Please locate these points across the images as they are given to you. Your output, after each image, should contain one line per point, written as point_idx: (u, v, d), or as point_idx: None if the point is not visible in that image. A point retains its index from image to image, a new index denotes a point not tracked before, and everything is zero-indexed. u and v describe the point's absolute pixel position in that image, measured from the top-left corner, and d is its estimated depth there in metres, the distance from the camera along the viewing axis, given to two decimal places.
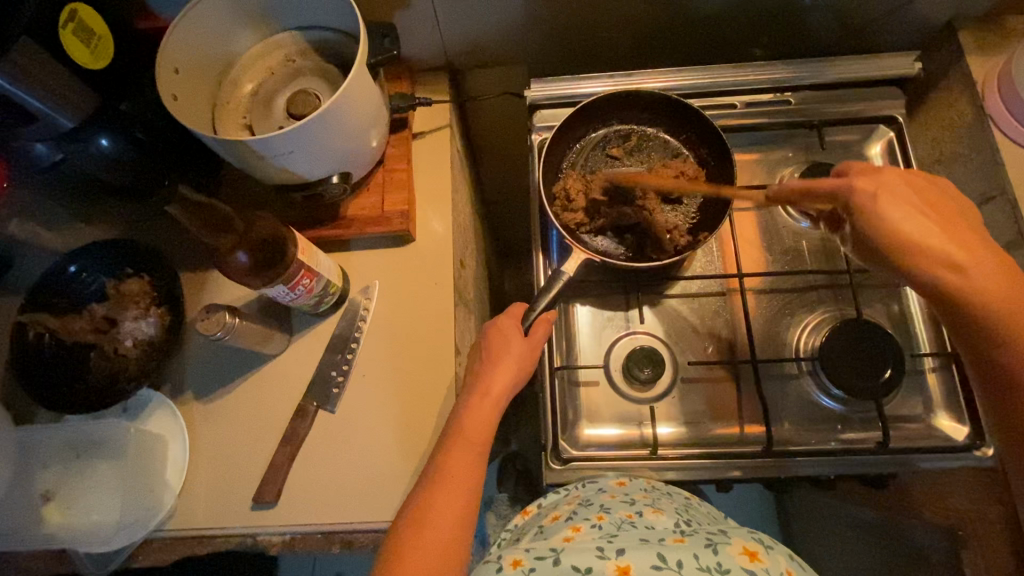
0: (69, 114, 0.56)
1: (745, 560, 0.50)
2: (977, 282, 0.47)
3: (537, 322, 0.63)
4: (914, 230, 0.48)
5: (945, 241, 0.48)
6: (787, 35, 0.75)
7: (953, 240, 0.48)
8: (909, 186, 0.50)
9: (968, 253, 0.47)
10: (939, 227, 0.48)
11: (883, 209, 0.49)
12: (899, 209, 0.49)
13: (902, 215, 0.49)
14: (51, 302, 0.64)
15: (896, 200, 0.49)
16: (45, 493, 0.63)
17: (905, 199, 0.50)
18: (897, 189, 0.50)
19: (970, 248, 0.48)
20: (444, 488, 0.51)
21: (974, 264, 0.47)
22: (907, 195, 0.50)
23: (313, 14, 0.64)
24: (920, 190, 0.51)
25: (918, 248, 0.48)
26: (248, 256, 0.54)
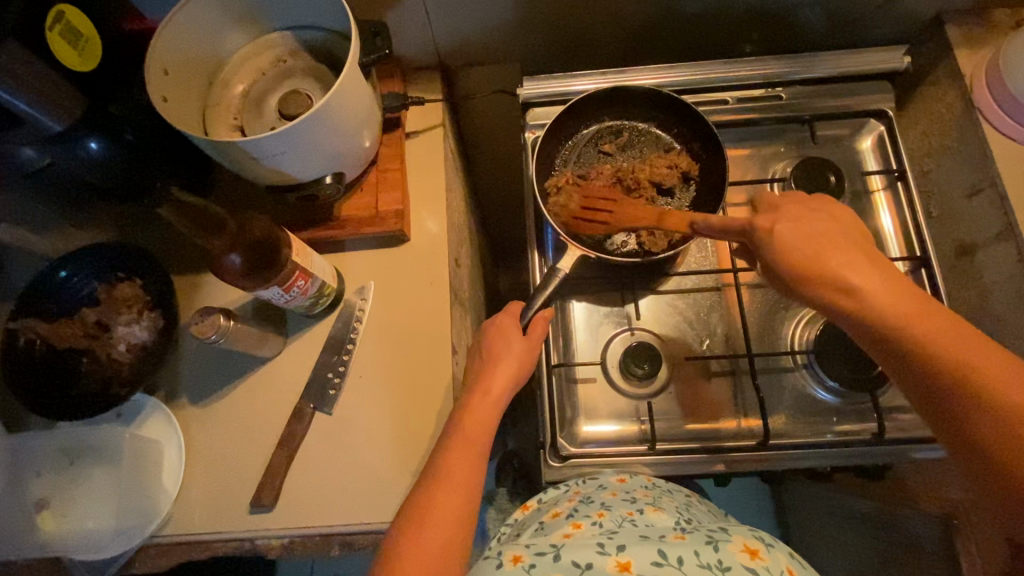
0: (56, 117, 0.55)
1: (746, 558, 0.50)
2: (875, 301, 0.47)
3: (534, 320, 0.63)
4: (817, 252, 0.50)
5: (844, 265, 0.49)
6: (777, 30, 0.76)
7: (852, 264, 0.49)
8: (803, 213, 0.52)
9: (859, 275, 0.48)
10: (831, 250, 0.50)
11: (783, 236, 0.51)
12: (795, 239, 0.51)
13: (804, 249, 0.50)
14: (42, 307, 0.63)
15: (795, 230, 0.51)
16: (40, 501, 0.62)
17: (807, 230, 0.51)
18: (801, 217, 0.52)
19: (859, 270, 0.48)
20: (445, 485, 0.51)
21: (862, 278, 0.48)
22: (807, 228, 0.51)
23: (304, 14, 0.64)
24: (834, 226, 0.52)
25: (804, 276, 0.49)
26: (242, 257, 0.53)
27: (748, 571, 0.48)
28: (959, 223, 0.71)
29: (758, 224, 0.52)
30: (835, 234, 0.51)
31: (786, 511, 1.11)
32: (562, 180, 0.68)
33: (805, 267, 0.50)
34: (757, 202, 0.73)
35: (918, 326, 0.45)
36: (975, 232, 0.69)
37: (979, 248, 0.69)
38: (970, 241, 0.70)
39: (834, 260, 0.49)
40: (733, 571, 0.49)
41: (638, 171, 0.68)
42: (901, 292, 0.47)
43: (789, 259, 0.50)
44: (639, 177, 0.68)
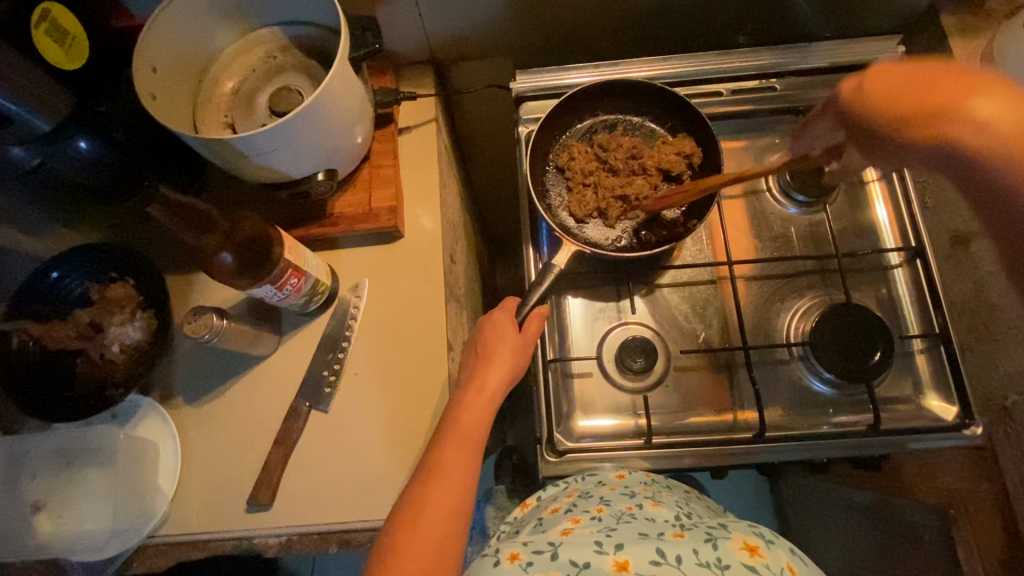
0: (45, 117, 0.54)
1: (745, 556, 0.50)
2: (991, 130, 0.43)
3: (530, 316, 0.63)
4: (930, 81, 0.47)
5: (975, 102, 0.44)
6: (770, 21, 0.75)
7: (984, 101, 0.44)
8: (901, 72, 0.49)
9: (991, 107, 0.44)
10: (930, 78, 0.47)
11: (869, 99, 0.50)
12: (884, 86, 0.49)
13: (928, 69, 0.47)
14: (35, 308, 0.63)
15: (886, 82, 0.49)
16: (36, 502, 0.62)
17: (917, 79, 0.48)
18: (891, 73, 0.49)
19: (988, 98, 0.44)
20: (442, 484, 0.51)
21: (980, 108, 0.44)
22: (886, 81, 0.49)
23: (294, 9, 0.63)
24: (947, 71, 0.47)
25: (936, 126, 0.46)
26: (233, 256, 0.53)
27: (748, 569, 0.49)
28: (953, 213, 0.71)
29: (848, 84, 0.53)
30: (976, 80, 0.45)
31: (784, 502, 1.11)
32: (567, 163, 0.69)
33: (916, 113, 0.47)
34: (752, 193, 0.72)
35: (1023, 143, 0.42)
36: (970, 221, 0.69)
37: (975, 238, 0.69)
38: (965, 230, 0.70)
39: (971, 93, 0.45)
40: (732, 570, 0.49)
41: (646, 157, 0.68)
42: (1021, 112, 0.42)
43: (878, 104, 0.50)
44: (647, 162, 0.67)
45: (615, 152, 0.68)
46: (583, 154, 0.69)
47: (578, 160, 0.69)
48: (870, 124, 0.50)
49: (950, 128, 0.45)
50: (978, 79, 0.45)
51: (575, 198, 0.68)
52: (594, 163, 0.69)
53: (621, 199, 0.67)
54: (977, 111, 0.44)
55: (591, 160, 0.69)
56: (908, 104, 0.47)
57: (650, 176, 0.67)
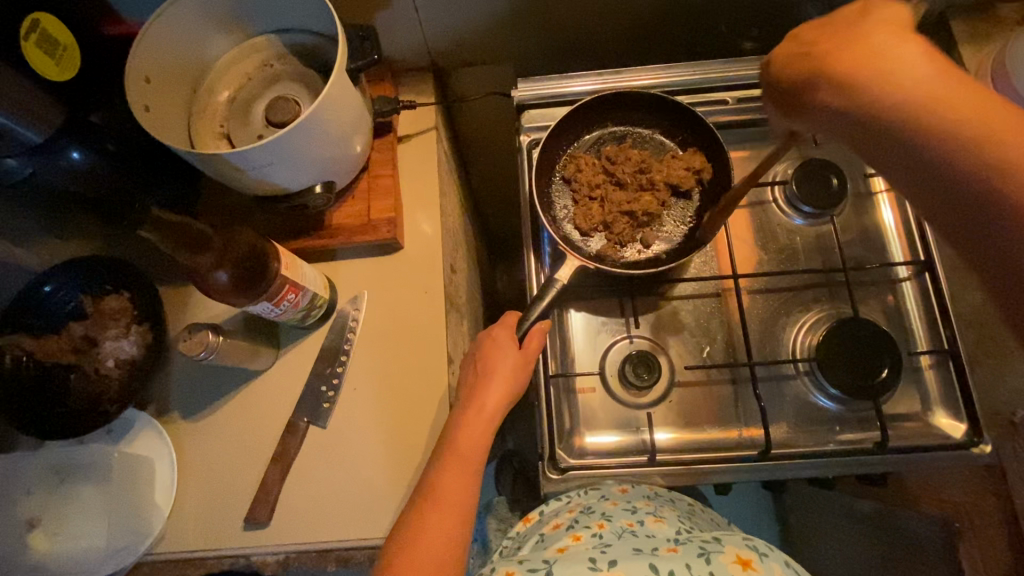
0: (36, 128, 0.52)
1: (738, 570, 0.49)
2: (912, 87, 0.34)
3: (532, 331, 0.61)
4: (847, 37, 0.37)
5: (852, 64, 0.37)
6: (777, 27, 0.74)
7: (924, 65, 0.35)
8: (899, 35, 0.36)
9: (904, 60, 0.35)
10: (830, 39, 0.38)
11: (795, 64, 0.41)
12: (794, 54, 0.40)
13: (843, 39, 0.37)
14: (28, 322, 0.62)
15: (799, 49, 0.40)
16: (30, 519, 0.61)
17: (794, 55, 0.40)
18: (829, 35, 0.38)
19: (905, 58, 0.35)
20: (438, 506, 0.50)
21: (914, 70, 0.35)
22: (803, 42, 0.40)
23: (290, 16, 0.62)
24: (838, 29, 0.38)
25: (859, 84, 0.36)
26: (229, 275, 0.51)
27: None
28: None
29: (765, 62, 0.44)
30: (862, 35, 0.37)
31: (787, 511, 1.10)
32: (574, 175, 0.68)
33: (829, 67, 0.38)
34: (757, 204, 0.71)
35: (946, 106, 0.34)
36: None
37: None
38: None
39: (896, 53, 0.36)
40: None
41: (655, 173, 0.67)
42: (952, 79, 0.34)
43: (794, 65, 0.40)
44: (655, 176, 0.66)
45: (623, 166, 0.67)
46: (590, 166, 0.68)
47: (585, 172, 0.68)
48: (790, 92, 0.41)
49: (879, 92, 0.35)
50: (908, 28, 0.37)
51: (580, 210, 0.67)
52: (601, 175, 0.68)
53: (627, 213, 0.66)
54: (859, 71, 0.36)
55: (598, 173, 0.68)
56: (835, 70, 0.37)
57: (658, 192, 0.66)
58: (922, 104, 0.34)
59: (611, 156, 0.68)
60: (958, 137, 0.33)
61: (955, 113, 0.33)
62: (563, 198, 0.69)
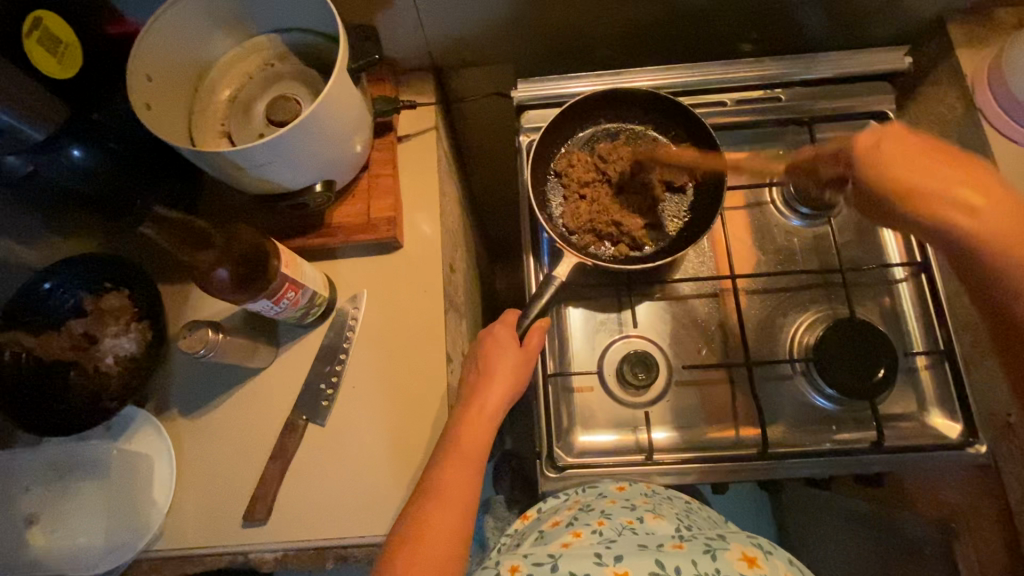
0: (39, 127, 0.53)
1: (743, 567, 0.50)
2: (981, 217, 0.45)
3: (533, 330, 0.62)
4: (910, 184, 0.46)
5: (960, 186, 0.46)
6: (777, 29, 0.74)
7: (970, 198, 0.45)
8: (919, 141, 0.48)
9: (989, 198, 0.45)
10: (947, 171, 0.46)
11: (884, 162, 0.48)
12: (895, 164, 0.47)
13: (902, 165, 0.47)
14: (27, 319, 0.62)
15: (896, 154, 0.47)
16: (29, 516, 0.61)
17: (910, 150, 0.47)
18: (909, 143, 0.48)
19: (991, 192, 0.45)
20: (441, 505, 0.50)
21: (989, 211, 0.45)
22: (901, 151, 0.47)
23: (291, 16, 0.62)
24: (905, 151, 0.47)
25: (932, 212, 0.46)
26: (230, 271, 0.52)
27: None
28: None
29: (859, 145, 0.49)
30: (933, 167, 0.46)
31: (784, 512, 1.10)
32: (566, 170, 0.69)
33: (907, 195, 0.46)
34: (755, 205, 0.72)
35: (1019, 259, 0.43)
36: None
37: None
38: None
39: (956, 194, 0.46)
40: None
41: (649, 169, 0.67)
42: (1015, 218, 0.44)
43: (884, 178, 0.47)
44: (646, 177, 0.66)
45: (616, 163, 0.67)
46: (583, 162, 0.69)
47: (577, 168, 0.68)
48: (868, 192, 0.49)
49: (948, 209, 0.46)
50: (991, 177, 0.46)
51: (568, 206, 0.68)
52: (593, 171, 0.68)
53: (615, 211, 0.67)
54: (963, 217, 0.45)
55: (590, 168, 0.68)
56: (941, 179, 0.46)
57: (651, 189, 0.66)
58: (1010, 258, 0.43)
59: (604, 153, 0.68)
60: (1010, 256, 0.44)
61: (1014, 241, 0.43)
62: (556, 195, 0.69)
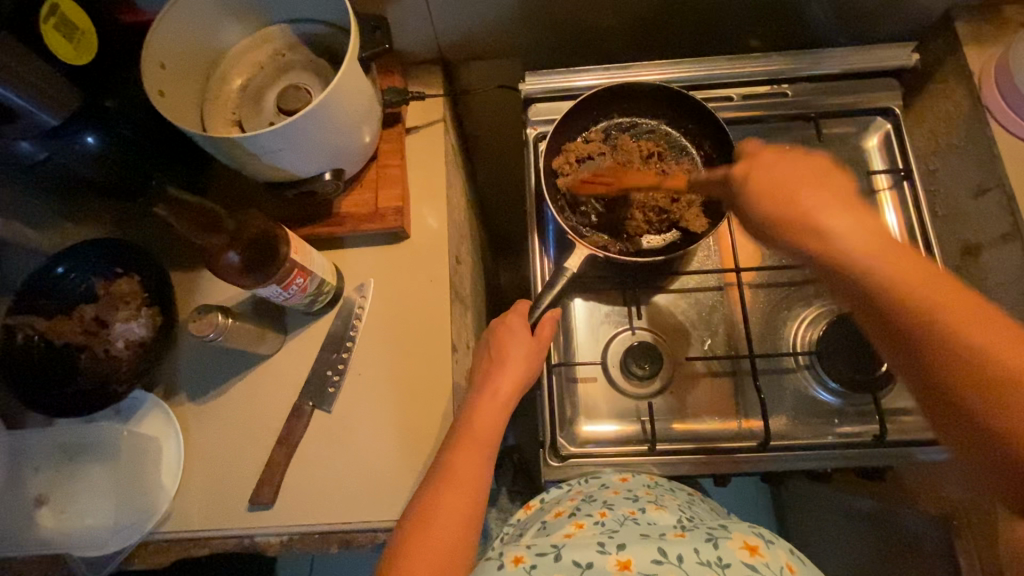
0: (52, 112, 0.54)
1: (746, 555, 0.50)
2: (874, 259, 0.38)
3: (543, 319, 0.63)
4: (793, 191, 0.42)
5: (856, 235, 0.39)
6: (785, 25, 0.74)
7: (825, 198, 0.41)
8: (813, 171, 0.43)
9: (862, 239, 0.39)
10: (819, 190, 0.41)
11: (763, 182, 0.44)
12: (780, 181, 0.43)
13: (800, 186, 0.42)
14: (39, 303, 0.63)
15: (772, 176, 0.43)
16: (39, 497, 0.62)
17: (783, 175, 0.43)
18: (790, 167, 0.43)
19: (882, 249, 0.39)
20: (454, 487, 0.51)
21: (845, 228, 0.40)
22: (791, 168, 0.43)
23: (302, 7, 0.63)
24: (803, 170, 0.43)
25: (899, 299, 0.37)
26: (239, 255, 0.53)
27: (749, 569, 0.48)
28: (965, 223, 0.71)
29: (736, 173, 0.46)
30: (826, 184, 0.42)
31: (785, 506, 1.11)
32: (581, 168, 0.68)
33: (789, 222, 0.41)
34: None
35: (889, 272, 0.38)
36: (980, 232, 0.69)
37: (984, 249, 0.68)
38: (974, 241, 0.70)
39: (829, 212, 0.40)
40: (733, 568, 0.48)
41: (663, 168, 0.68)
42: (891, 251, 0.38)
43: (765, 202, 0.43)
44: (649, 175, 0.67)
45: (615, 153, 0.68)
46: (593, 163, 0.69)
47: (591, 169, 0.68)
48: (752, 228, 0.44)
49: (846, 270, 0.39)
50: (843, 199, 0.41)
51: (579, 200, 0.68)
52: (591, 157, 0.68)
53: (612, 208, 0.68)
54: (832, 227, 0.40)
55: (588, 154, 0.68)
56: (789, 223, 0.41)
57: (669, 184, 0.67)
58: (881, 284, 0.38)
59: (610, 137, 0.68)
60: (947, 340, 0.36)
61: (949, 310, 0.36)
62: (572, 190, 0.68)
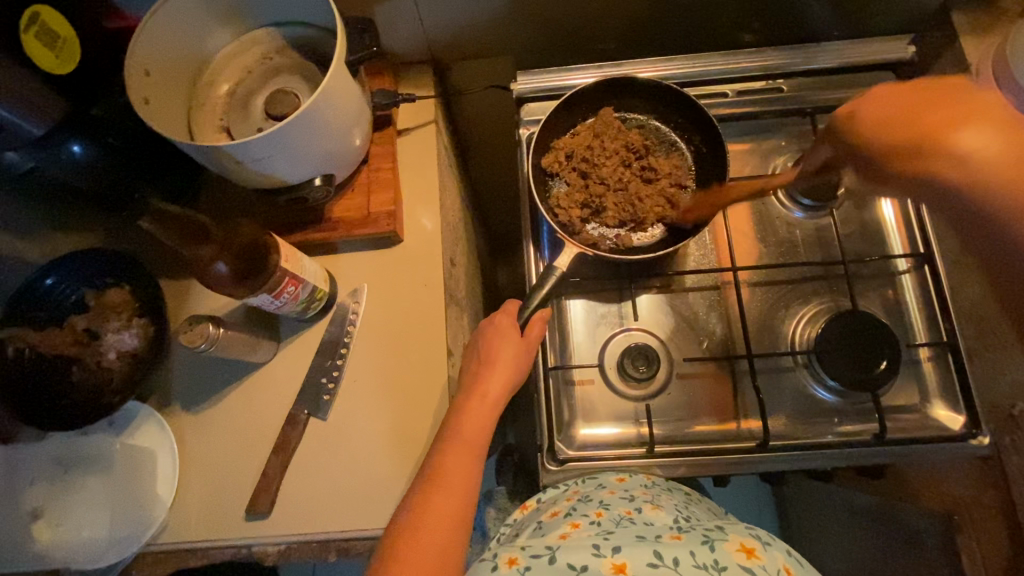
0: (39, 121, 0.53)
1: (742, 558, 0.49)
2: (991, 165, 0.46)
3: (532, 320, 0.62)
4: (919, 107, 0.53)
5: (990, 137, 0.48)
6: (778, 19, 0.73)
7: (961, 108, 0.51)
8: (907, 92, 0.54)
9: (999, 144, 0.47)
10: (947, 107, 0.51)
11: (865, 113, 0.56)
12: (893, 109, 0.54)
13: (891, 111, 0.54)
14: (29, 314, 0.62)
15: (879, 111, 0.55)
16: (34, 510, 0.61)
17: (902, 100, 0.54)
18: (882, 98, 0.56)
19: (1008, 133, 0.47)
20: (445, 489, 0.50)
21: (970, 135, 0.49)
22: (902, 102, 0.54)
23: (289, 10, 0.62)
24: (920, 90, 0.54)
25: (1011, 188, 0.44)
26: (228, 265, 0.52)
27: (746, 571, 0.48)
28: None
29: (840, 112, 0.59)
30: (971, 103, 0.51)
31: (786, 501, 1.11)
32: (570, 164, 0.68)
33: (903, 151, 0.52)
34: (757, 197, 0.71)
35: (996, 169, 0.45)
36: None
37: None
38: None
39: (959, 125, 0.49)
40: (729, 571, 0.48)
41: (652, 166, 0.67)
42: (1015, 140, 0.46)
43: (892, 125, 0.54)
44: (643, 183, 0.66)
45: (608, 154, 0.67)
46: (582, 157, 0.68)
47: (577, 166, 0.68)
48: (870, 168, 0.56)
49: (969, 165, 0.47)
50: (1003, 114, 0.48)
51: (567, 195, 0.67)
52: (584, 156, 0.68)
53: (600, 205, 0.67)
54: (966, 144, 0.48)
55: (581, 152, 0.68)
56: (921, 145, 0.51)
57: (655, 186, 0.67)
58: (995, 175, 0.45)
59: (607, 134, 0.68)
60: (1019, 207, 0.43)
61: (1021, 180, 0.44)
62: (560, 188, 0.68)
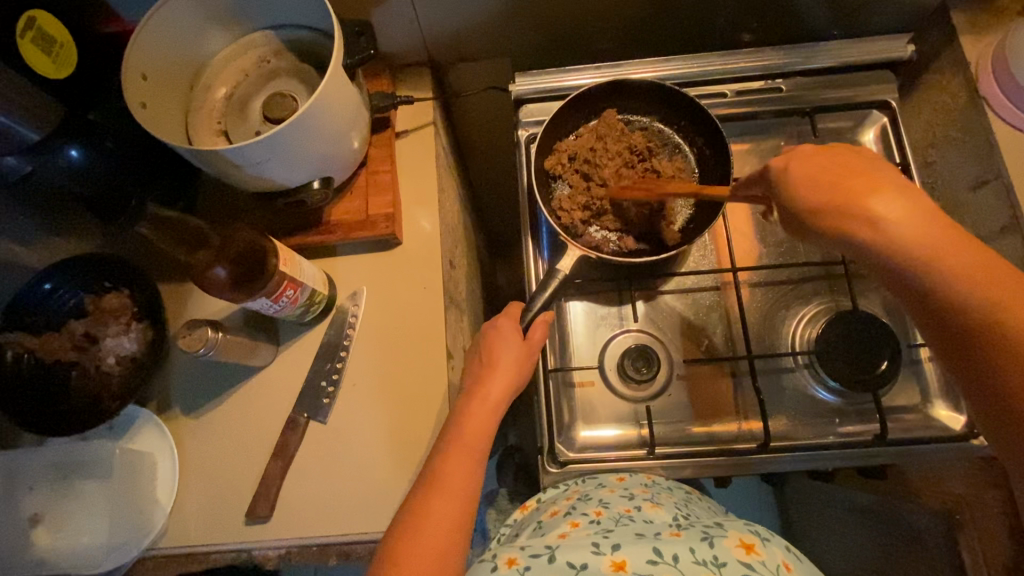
0: (34, 127, 0.54)
1: (741, 553, 0.49)
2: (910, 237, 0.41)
3: (535, 322, 0.62)
4: (835, 175, 0.44)
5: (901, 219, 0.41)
6: (777, 18, 0.73)
7: (858, 179, 0.43)
8: (824, 154, 0.46)
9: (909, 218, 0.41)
10: (823, 177, 0.44)
11: (793, 171, 0.46)
12: (814, 171, 0.45)
13: (807, 174, 0.45)
14: (28, 320, 0.61)
15: (803, 169, 0.45)
16: (33, 516, 0.61)
17: (814, 166, 0.45)
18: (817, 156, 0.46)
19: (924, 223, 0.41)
20: (445, 491, 0.50)
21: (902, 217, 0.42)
22: (822, 164, 0.45)
23: (286, 13, 0.62)
24: (836, 154, 0.46)
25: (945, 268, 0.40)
26: (227, 270, 0.52)
27: (745, 568, 0.48)
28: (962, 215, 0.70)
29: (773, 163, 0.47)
30: (877, 173, 0.44)
31: (787, 500, 1.11)
32: (572, 166, 0.68)
33: (831, 204, 0.43)
34: None
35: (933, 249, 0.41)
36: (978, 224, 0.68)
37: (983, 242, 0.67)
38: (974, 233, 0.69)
39: (871, 191, 0.43)
40: (729, 568, 0.48)
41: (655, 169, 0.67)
42: (924, 216, 0.41)
43: (805, 188, 0.45)
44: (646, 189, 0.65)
45: (610, 155, 0.67)
46: (583, 159, 0.67)
47: (578, 167, 0.67)
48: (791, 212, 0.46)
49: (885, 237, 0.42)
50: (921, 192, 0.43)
51: (568, 197, 0.67)
52: (585, 158, 0.67)
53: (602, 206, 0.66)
54: (880, 213, 0.42)
55: (584, 154, 0.67)
56: (830, 214, 0.43)
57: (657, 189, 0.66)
58: (921, 253, 0.41)
59: (609, 135, 0.67)
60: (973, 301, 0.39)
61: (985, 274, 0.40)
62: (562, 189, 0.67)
